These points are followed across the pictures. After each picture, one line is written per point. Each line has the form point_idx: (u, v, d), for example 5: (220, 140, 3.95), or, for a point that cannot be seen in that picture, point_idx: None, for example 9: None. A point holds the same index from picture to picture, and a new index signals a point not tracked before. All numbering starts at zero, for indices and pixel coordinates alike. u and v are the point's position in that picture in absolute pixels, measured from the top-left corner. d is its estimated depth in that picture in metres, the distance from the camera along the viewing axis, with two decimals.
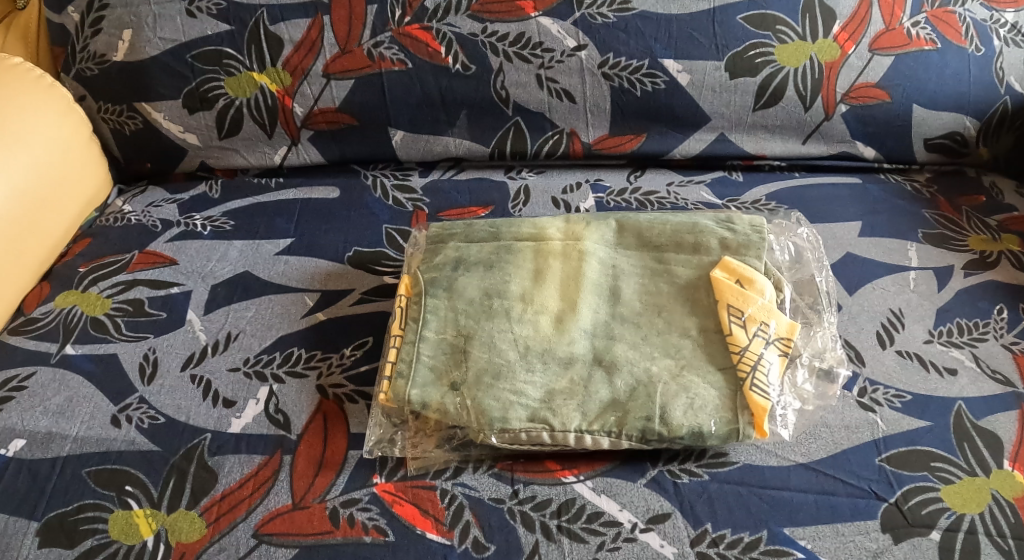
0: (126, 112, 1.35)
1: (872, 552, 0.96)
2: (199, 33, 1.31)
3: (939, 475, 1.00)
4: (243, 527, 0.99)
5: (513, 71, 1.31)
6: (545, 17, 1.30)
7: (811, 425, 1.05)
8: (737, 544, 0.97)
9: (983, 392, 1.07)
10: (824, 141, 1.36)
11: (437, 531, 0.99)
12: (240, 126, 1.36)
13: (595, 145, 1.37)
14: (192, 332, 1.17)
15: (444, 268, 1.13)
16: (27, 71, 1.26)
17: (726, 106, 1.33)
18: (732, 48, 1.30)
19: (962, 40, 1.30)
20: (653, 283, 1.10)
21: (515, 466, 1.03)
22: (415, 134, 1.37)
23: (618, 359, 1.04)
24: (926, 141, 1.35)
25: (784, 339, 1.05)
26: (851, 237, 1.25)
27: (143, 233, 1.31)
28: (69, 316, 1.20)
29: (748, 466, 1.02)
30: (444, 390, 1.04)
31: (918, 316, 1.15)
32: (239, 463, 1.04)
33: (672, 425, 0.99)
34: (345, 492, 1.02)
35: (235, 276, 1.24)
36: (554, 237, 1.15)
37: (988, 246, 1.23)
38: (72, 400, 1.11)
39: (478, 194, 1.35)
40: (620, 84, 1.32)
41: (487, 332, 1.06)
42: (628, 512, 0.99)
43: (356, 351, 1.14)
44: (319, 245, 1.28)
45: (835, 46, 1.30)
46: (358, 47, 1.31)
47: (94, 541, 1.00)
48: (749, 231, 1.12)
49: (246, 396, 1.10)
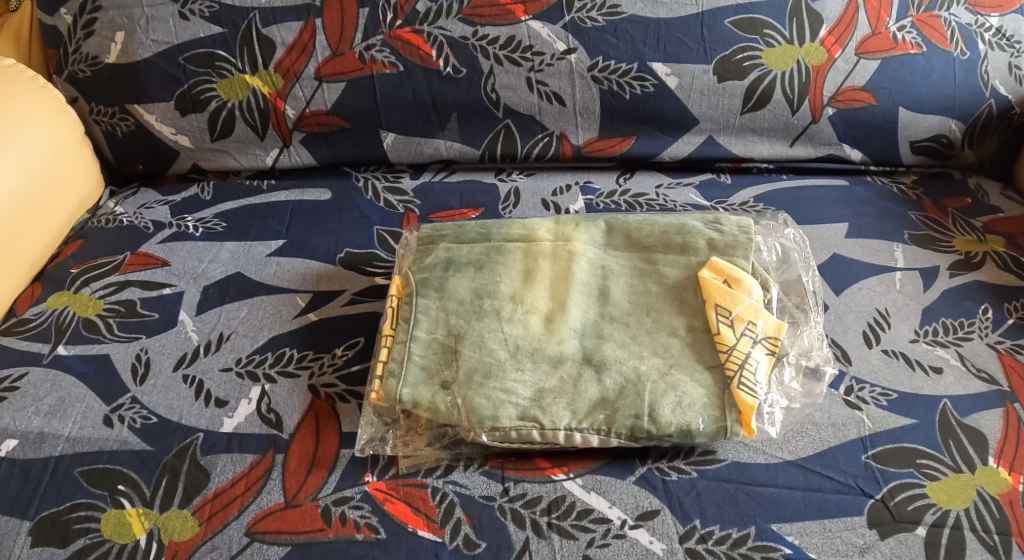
0: (118, 113, 1.36)
1: (859, 547, 0.97)
2: (191, 35, 1.31)
3: (925, 472, 1.02)
4: (235, 526, 1.00)
5: (504, 74, 1.33)
6: (536, 21, 1.31)
7: (798, 423, 1.06)
8: (725, 540, 0.98)
9: (968, 390, 1.08)
10: (811, 143, 1.37)
11: (429, 528, 1.00)
12: (232, 128, 1.36)
13: (585, 147, 1.38)
14: (184, 332, 1.18)
15: (435, 268, 1.14)
16: (19, 72, 1.26)
17: (714, 109, 1.34)
18: (720, 51, 1.32)
19: (947, 43, 1.32)
20: (642, 283, 1.11)
21: (506, 464, 1.04)
22: (406, 136, 1.38)
23: (607, 358, 1.05)
24: (911, 144, 1.37)
25: (771, 338, 1.06)
26: (838, 238, 1.26)
27: (135, 235, 1.32)
28: (62, 316, 1.20)
29: (736, 464, 1.03)
30: (435, 389, 1.04)
31: (904, 315, 1.16)
32: (231, 462, 1.05)
33: (661, 423, 1.01)
34: (337, 490, 1.02)
35: (227, 277, 1.25)
36: (544, 238, 1.16)
37: (973, 247, 1.25)
38: (64, 400, 1.11)
39: (469, 196, 1.36)
40: (610, 87, 1.33)
41: (477, 332, 1.07)
42: (617, 509, 1.00)
43: (348, 351, 1.15)
44: (310, 246, 1.29)
45: (822, 50, 1.32)
46: (350, 50, 1.32)
47: (87, 540, 1.00)
48: (736, 231, 1.13)
49: (239, 396, 1.11)
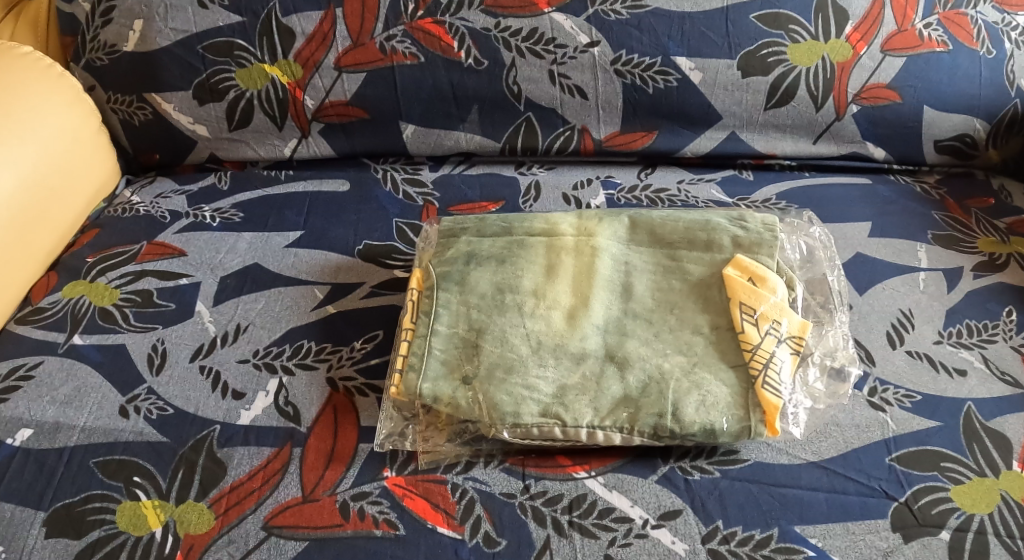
0: (135, 102, 1.35)
1: (883, 551, 0.96)
2: (211, 24, 1.30)
3: (949, 475, 1.00)
4: (252, 520, 0.99)
5: (526, 67, 1.31)
6: (558, 13, 1.29)
7: (821, 424, 1.04)
8: (748, 541, 0.96)
9: (993, 393, 1.07)
10: (834, 141, 1.35)
11: (448, 525, 0.98)
12: (251, 118, 1.35)
13: (607, 141, 1.37)
14: (201, 323, 1.17)
15: (456, 262, 1.12)
16: (37, 59, 1.25)
17: (737, 105, 1.33)
18: (744, 47, 1.30)
19: (973, 42, 1.30)
20: (666, 280, 1.10)
21: (526, 461, 1.03)
22: (425, 128, 1.36)
23: (630, 356, 1.04)
24: (935, 143, 1.35)
25: (795, 337, 1.05)
26: (861, 237, 1.25)
27: (152, 224, 1.31)
28: (77, 305, 1.19)
29: (760, 464, 1.02)
30: (456, 385, 1.03)
31: (929, 316, 1.14)
32: (249, 455, 1.04)
33: (684, 422, 0.99)
34: (355, 485, 1.01)
35: (244, 268, 1.24)
36: (566, 232, 1.14)
37: (997, 248, 1.23)
38: (79, 390, 1.10)
39: (489, 189, 1.35)
40: (633, 81, 1.32)
41: (499, 327, 1.06)
42: (639, 508, 0.99)
43: (367, 344, 1.13)
44: (328, 238, 1.28)
45: (847, 46, 1.30)
46: (370, 41, 1.31)
47: (102, 532, 0.99)
48: (762, 229, 1.11)
49: (256, 388, 1.10)
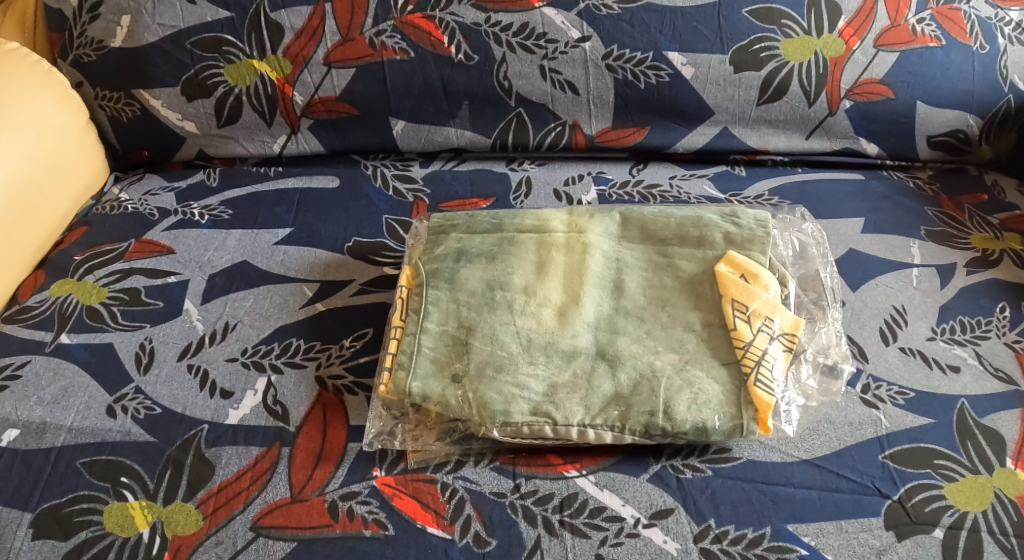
0: (123, 99, 1.33)
1: (876, 549, 0.95)
2: (198, 19, 1.29)
3: (942, 473, 1.00)
4: (241, 520, 0.98)
5: (516, 62, 1.30)
6: (549, 8, 1.28)
7: (814, 422, 1.03)
8: (740, 540, 0.96)
9: (985, 390, 1.06)
10: (827, 136, 1.35)
11: (438, 525, 0.98)
12: (240, 114, 1.34)
13: (598, 137, 1.36)
14: (189, 321, 1.16)
15: (446, 259, 1.11)
16: (24, 56, 1.24)
17: (730, 100, 1.32)
18: (737, 41, 1.29)
19: (967, 37, 1.29)
20: (657, 277, 1.09)
21: (517, 460, 1.02)
22: (416, 124, 1.35)
23: (621, 353, 1.03)
24: (929, 138, 1.34)
25: (788, 334, 1.04)
26: (854, 233, 1.24)
27: (140, 222, 1.30)
28: (65, 304, 1.18)
29: (752, 462, 1.01)
30: (446, 383, 1.02)
31: (922, 313, 1.14)
32: (237, 454, 1.03)
33: (676, 420, 0.98)
34: (344, 485, 1.00)
35: (234, 265, 1.22)
36: (557, 229, 1.13)
37: (990, 245, 1.22)
38: (67, 390, 1.09)
39: (480, 186, 1.34)
40: (624, 77, 1.31)
41: (489, 324, 1.05)
42: (631, 508, 0.98)
43: (356, 342, 1.12)
44: (317, 235, 1.27)
45: (840, 42, 1.29)
46: (360, 36, 1.29)
47: (89, 533, 0.98)
48: (754, 225, 1.11)
49: (244, 387, 1.09)
